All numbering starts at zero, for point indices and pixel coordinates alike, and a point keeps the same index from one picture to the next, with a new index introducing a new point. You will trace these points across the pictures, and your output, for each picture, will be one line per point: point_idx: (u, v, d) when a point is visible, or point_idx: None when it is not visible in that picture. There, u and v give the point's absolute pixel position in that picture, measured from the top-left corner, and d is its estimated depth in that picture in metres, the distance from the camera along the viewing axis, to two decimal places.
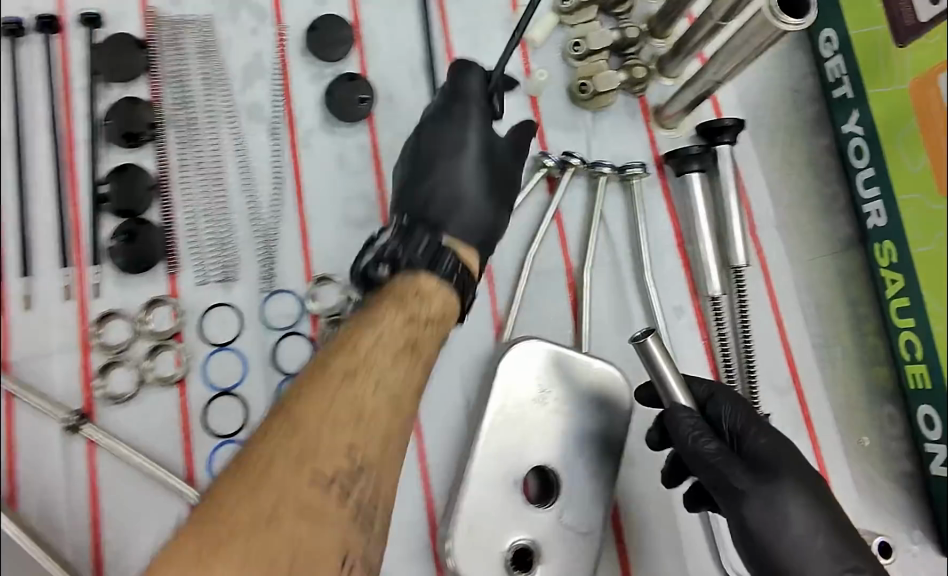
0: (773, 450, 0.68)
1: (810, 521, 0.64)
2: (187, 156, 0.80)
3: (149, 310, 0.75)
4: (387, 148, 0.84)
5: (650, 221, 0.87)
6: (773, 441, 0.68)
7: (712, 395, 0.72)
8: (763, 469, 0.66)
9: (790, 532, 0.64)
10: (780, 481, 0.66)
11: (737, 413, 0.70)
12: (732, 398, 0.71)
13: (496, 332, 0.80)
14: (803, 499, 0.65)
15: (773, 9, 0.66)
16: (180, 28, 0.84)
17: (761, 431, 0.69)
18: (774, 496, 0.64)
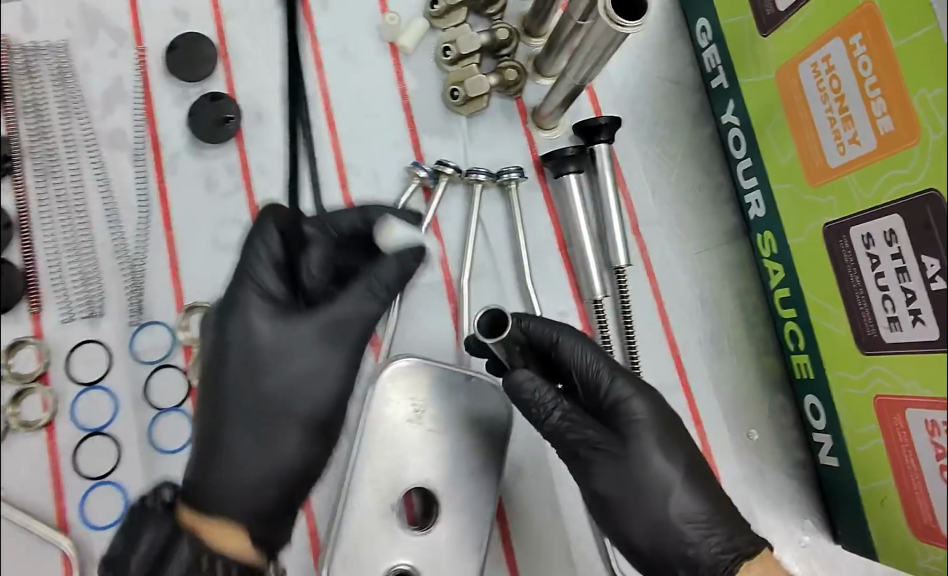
0: (630, 399, 0.68)
1: (667, 467, 0.66)
2: (47, 189, 0.79)
3: (12, 352, 0.74)
4: (257, 168, 0.83)
5: (531, 226, 0.86)
6: (628, 388, 0.68)
7: (558, 340, 0.69)
8: (616, 424, 0.67)
9: (650, 482, 0.66)
10: (634, 436, 0.66)
11: (585, 360, 0.69)
12: (580, 341, 0.70)
13: (375, 350, 0.80)
14: (659, 451, 0.66)
15: (610, 13, 0.66)
16: (35, 56, 0.82)
17: (614, 378, 0.68)
18: (630, 454, 0.66)
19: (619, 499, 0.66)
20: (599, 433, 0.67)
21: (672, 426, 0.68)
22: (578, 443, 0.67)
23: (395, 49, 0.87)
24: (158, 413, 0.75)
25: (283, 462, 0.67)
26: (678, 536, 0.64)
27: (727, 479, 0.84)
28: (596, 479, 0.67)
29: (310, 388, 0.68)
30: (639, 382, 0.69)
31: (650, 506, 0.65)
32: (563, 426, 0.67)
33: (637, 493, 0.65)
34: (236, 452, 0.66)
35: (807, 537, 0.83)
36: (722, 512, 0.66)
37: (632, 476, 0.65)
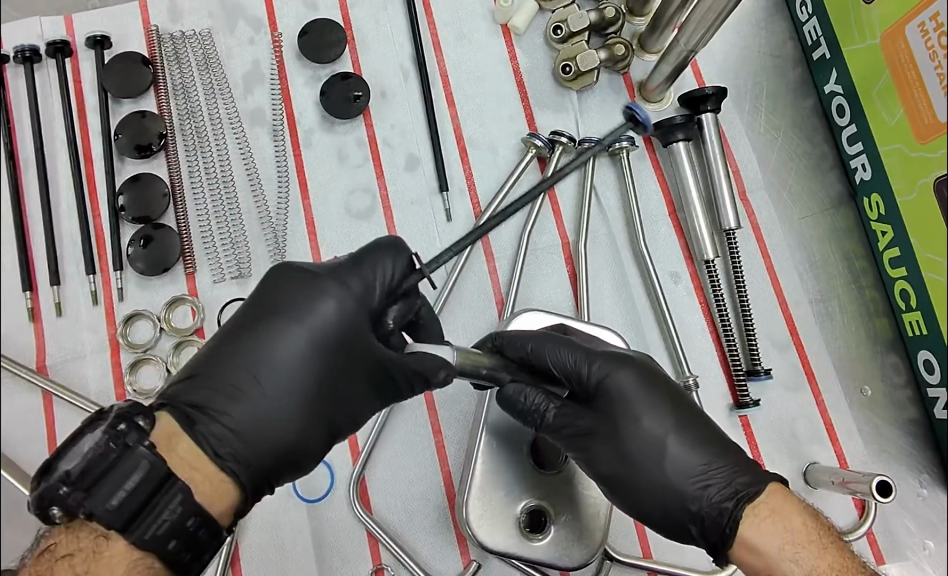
0: (612, 379, 0.65)
1: (660, 427, 0.63)
2: (195, 162, 0.85)
3: (171, 308, 0.80)
4: (384, 141, 0.88)
5: (642, 192, 0.90)
6: (606, 371, 0.65)
7: (533, 348, 0.66)
8: (604, 409, 0.65)
9: (644, 456, 0.63)
10: (621, 414, 0.64)
11: (563, 359, 0.66)
12: (551, 341, 0.67)
13: (499, 308, 0.84)
14: (648, 421, 0.64)
15: None
16: (182, 43, 0.88)
17: (592, 365, 0.66)
18: (622, 432, 0.64)
19: (616, 476, 0.64)
20: (589, 421, 0.66)
21: (663, 392, 0.65)
22: (573, 436, 0.66)
23: (507, 30, 0.93)
24: None
25: (283, 441, 0.58)
26: (678, 496, 0.62)
27: (842, 434, 0.85)
28: (595, 463, 0.65)
29: (328, 379, 0.58)
30: (620, 358, 0.66)
31: (648, 473, 0.63)
32: (559, 423, 0.66)
33: (633, 467, 0.63)
34: (248, 399, 0.57)
35: (926, 490, 0.84)
36: (721, 456, 0.63)
37: (626, 450, 0.63)
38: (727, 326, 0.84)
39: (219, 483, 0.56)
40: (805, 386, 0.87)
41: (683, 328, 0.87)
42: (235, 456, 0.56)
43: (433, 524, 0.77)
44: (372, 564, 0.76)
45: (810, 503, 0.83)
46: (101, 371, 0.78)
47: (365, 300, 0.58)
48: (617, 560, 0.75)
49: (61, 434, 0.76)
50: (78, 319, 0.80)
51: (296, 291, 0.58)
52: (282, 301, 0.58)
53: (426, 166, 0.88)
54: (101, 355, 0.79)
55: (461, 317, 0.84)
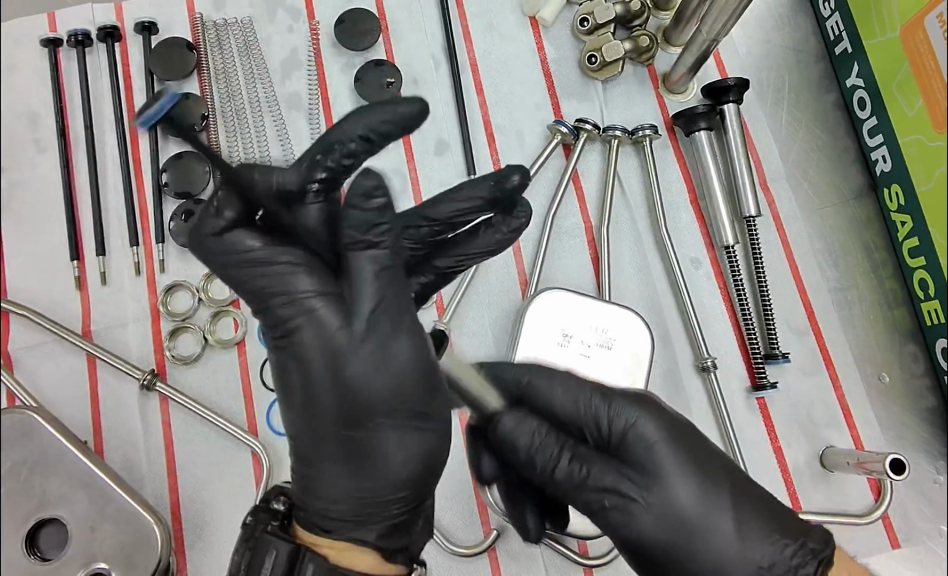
0: (638, 420, 0.56)
1: (702, 489, 0.54)
2: (235, 142, 0.89)
3: (210, 279, 0.84)
4: (415, 126, 0.92)
5: (664, 180, 0.92)
6: (633, 411, 0.56)
7: (531, 381, 0.61)
8: (632, 458, 0.55)
9: (693, 527, 0.53)
10: (657, 464, 0.55)
11: (569, 394, 0.59)
12: (551, 377, 0.60)
13: (523, 288, 0.87)
14: (692, 470, 0.54)
15: None
16: (225, 31, 0.93)
17: (610, 405, 0.57)
18: (658, 493, 0.54)
19: (666, 548, 0.53)
20: (618, 473, 0.56)
21: (693, 440, 0.56)
22: (593, 493, 0.56)
23: (535, 22, 0.96)
24: None
25: (403, 477, 0.51)
26: (747, 568, 0.52)
27: (858, 418, 0.87)
28: (631, 528, 0.54)
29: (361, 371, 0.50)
30: (640, 399, 0.58)
31: (706, 542, 0.53)
32: (573, 470, 0.56)
33: (688, 535, 0.53)
34: (324, 472, 0.51)
35: (942, 477, 0.84)
36: (783, 522, 0.54)
37: (671, 515, 0.53)
38: (746, 311, 0.86)
39: (364, 553, 0.50)
40: (822, 372, 0.88)
41: (702, 311, 0.89)
42: (351, 521, 0.50)
43: (457, 492, 0.79)
44: None
45: (826, 485, 0.84)
46: (142, 338, 0.82)
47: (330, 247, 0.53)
48: None
49: (103, 395, 0.80)
50: (122, 287, 0.84)
51: (316, 321, 0.50)
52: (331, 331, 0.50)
53: (455, 151, 0.91)
54: (142, 323, 0.83)
55: (484, 295, 0.86)
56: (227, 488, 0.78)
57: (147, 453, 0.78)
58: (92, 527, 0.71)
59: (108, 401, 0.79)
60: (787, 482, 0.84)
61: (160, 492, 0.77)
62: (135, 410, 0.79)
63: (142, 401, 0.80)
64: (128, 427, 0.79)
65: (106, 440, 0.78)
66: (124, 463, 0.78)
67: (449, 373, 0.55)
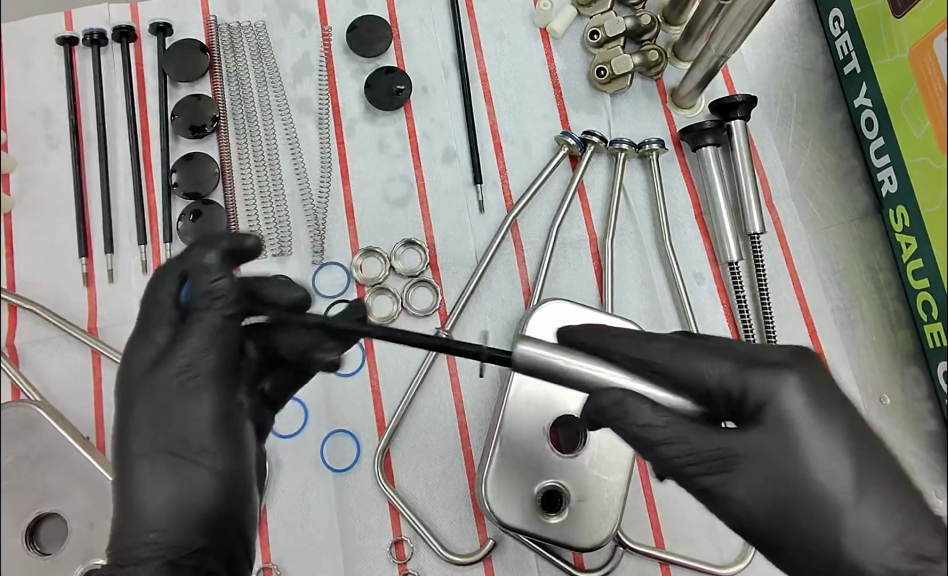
0: (779, 395, 0.53)
1: (841, 475, 0.52)
2: (245, 145, 0.90)
3: None
4: (423, 133, 0.92)
5: (670, 194, 0.93)
6: (769, 392, 0.53)
7: (657, 359, 0.56)
8: (767, 436, 0.53)
9: (831, 514, 0.52)
10: (794, 447, 0.53)
11: (700, 368, 0.55)
12: (682, 350, 0.56)
13: (526, 298, 0.87)
14: (836, 455, 0.53)
15: None
16: (238, 34, 0.94)
17: (744, 377, 0.54)
18: (795, 477, 0.52)
19: (780, 532, 0.53)
20: (749, 455, 0.53)
21: (833, 414, 0.54)
22: (703, 471, 0.54)
23: (545, 33, 0.97)
24: None
25: (187, 504, 0.55)
26: (875, 560, 0.52)
27: None
28: (753, 513, 0.54)
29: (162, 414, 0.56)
30: (780, 366, 0.55)
31: (832, 533, 0.52)
32: (694, 458, 0.53)
33: (822, 523, 0.52)
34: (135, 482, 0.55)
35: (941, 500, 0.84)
36: (917, 513, 0.53)
37: (807, 500, 0.52)
38: (747, 327, 0.86)
39: None
40: None
41: (703, 325, 0.89)
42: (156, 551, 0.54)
43: (454, 500, 0.80)
44: (392, 535, 0.78)
45: None
46: None
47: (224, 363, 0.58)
48: (628, 547, 0.77)
49: (107, 391, 0.80)
50: (129, 285, 0.84)
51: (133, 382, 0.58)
52: (194, 435, 0.56)
53: (463, 159, 0.92)
54: None
55: (487, 302, 0.87)
56: None
57: None
58: (92, 523, 0.72)
59: (112, 398, 0.80)
60: None
61: None
62: None
63: None
64: None
65: (108, 437, 0.79)
66: None
67: (574, 370, 0.51)
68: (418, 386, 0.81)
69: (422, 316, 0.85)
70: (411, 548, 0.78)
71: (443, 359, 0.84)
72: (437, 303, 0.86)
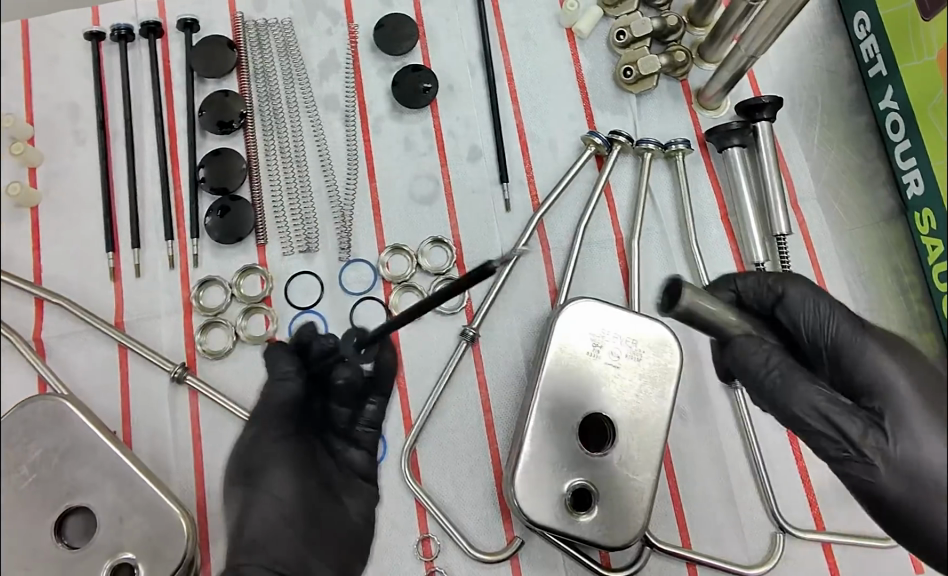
0: (893, 377, 0.64)
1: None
2: (272, 142, 0.90)
3: (244, 276, 0.85)
4: (449, 132, 0.92)
5: (695, 194, 0.93)
6: (888, 364, 0.65)
7: (785, 293, 0.72)
8: (877, 408, 0.64)
9: (934, 485, 0.60)
10: (905, 423, 0.62)
11: (817, 315, 0.70)
12: (819, 298, 0.70)
13: (552, 297, 0.87)
14: (944, 438, 0.61)
15: None
16: (265, 31, 0.94)
17: (866, 350, 0.66)
18: (909, 446, 0.61)
19: (901, 498, 0.62)
20: (862, 417, 0.63)
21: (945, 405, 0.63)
22: (838, 438, 0.64)
23: (571, 34, 0.97)
24: None
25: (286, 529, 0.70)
26: None
27: None
28: (873, 476, 0.63)
29: (261, 454, 0.73)
30: (903, 353, 0.65)
31: (937, 505, 0.60)
32: (820, 408, 0.64)
33: (924, 493, 0.61)
34: (252, 525, 0.70)
35: None
36: None
37: (912, 468, 0.61)
38: None
39: None
40: None
41: None
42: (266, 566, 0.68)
43: (481, 498, 0.79)
44: (419, 533, 0.78)
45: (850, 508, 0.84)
46: (174, 331, 0.82)
47: (299, 403, 0.74)
48: (657, 547, 0.78)
49: (133, 386, 0.80)
50: (155, 279, 0.84)
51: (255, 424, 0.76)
52: (269, 460, 0.72)
53: (489, 158, 0.92)
54: (174, 316, 0.83)
55: (514, 299, 0.87)
56: None
57: (174, 446, 0.78)
58: (121, 518, 0.71)
59: (138, 393, 0.80)
60: (811, 503, 0.83)
61: (186, 486, 0.77)
62: (165, 402, 0.79)
63: (170, 394, 0.80)
64: (157, 418, 0.79)
65: (134, 432, 0.79)
66: (152, 454, 0.78)
67: (701, 305, 0.67)
68: (444, 385, 0.82)
69: (449, 315, 0.85)
70: (438, 546, 0.77)
71: (470, 357, 0.84)
72: (464, 301, 0.85)
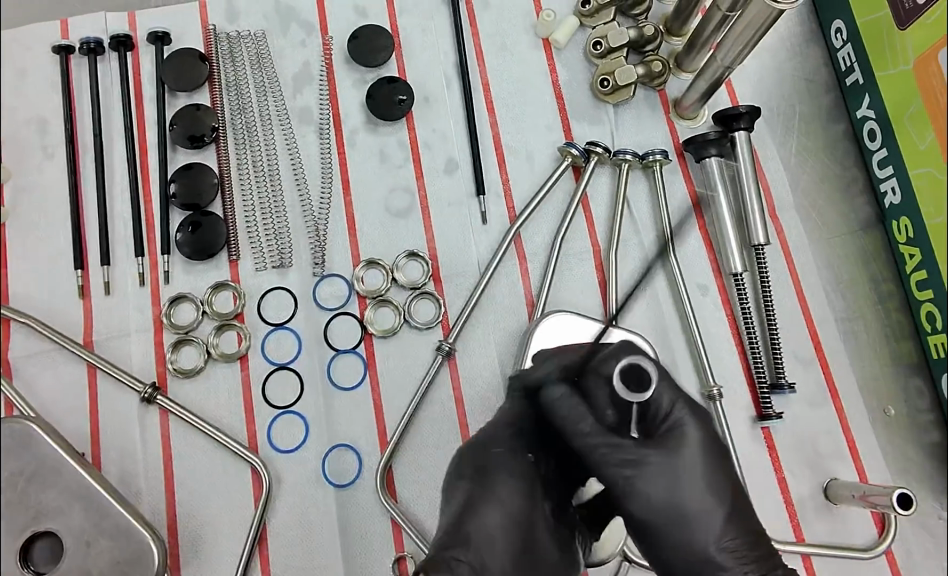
0: (685, 423, 0.63)
1: (711, 495, 0.61)
2: (244, 156, 0.88)
3: (215, 292, 0.83)
4: (424, 144, 0.91)
5: (673, 205, 0.92)
6: (683, 410, 0.64)
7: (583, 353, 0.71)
8: (669, 446, 0.62)
9: (693, 520, 0.60)
10: (681, 456, 0.62)
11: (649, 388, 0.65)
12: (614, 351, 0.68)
13: (529, 310, 0.86)
14: (706, 476, 0.62)
15: None
16: (237, 43, 0.93)
17: (678, 401, 0.64)
18: (676, 475, 0.61)
19: (657, 525, 0.61)
20: (652, 457, 0.61)
21: (722, 458, 0.64)
22: (616, 466, 0.61)
23: (547, 44, 0.97)
24: (335, 353, 0.83)
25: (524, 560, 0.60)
26: (715, 568, 0.59)
27: (864, 452, 0.86)
28: (632, 502, 0.61)
29: (479, 460, 0.64)
30: (700, 410, 0.65)
31: (696, 535, 0.60)
32: (601, 445, 0.61)
33: (683, 523, 0.60)
34: (480, 520, 0.60)
35: None
36: (761, 548, 0.61)
37: (676, 502, 0.61)
38: (753, 338, 0.85)
39: None
40: (828, 404, 0.87)
41: (708, 338, 0.88)
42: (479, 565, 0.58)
43: None
44: (395, 552, 0.76)
45: (830, 520, 0.83)
46: (144, 350, 0.81)
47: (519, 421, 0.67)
48: (634, 562, 0.76)
49: (102, 407, 0.78)
50: (124, 296, 0.83)
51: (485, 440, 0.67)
52: (506, 493, 0.62)
53: (465, 170, 0.91)
54: (144, 334, 0.81)
55: (491, 312, 0.86)
56: (224, 506, 0.76)
57: (145, 467, 0.77)
58: (87, 543, 0.69)
59: (107, 413, 0.78)
60: (790, 515, 0.83)
61: (157, 508, 0.76)
62: (135, 423, 0.78)
63: (141, 413, 0.78)
64: (127, 439, 0.78)
65: (104, 454, 0.77)
66: (121, 476, 0.77)
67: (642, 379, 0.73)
68: (419, 401, 0.80)
69: (426, 329, 0.84)
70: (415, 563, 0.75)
71: (446, 372, 0.83)
72: (439, 315, 0.85)
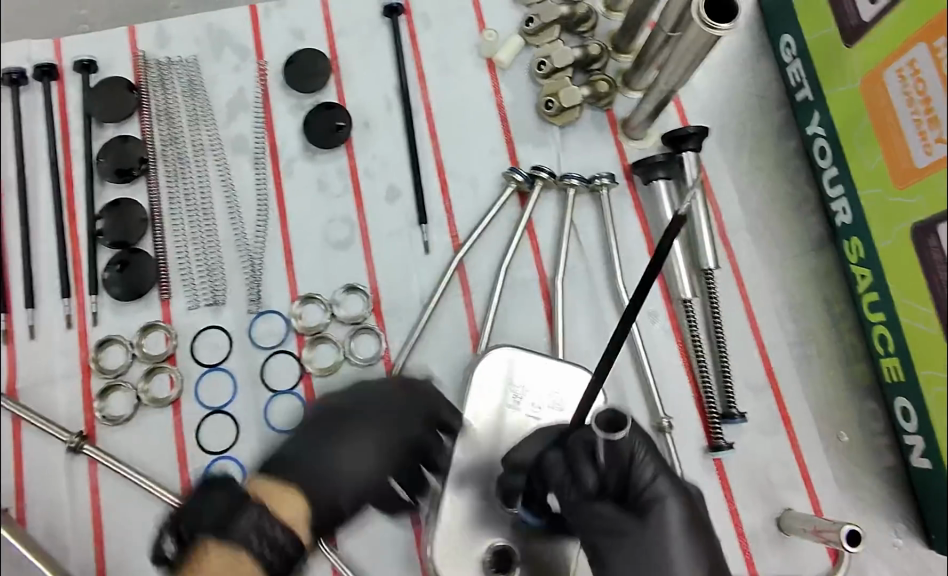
0: (665, 501, 0.62)
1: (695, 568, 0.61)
2: (176, 189, 0.85)
3: (145, 334, 0.80)
4: (365, 171, 0.89)
5: (621, 229, 0.90)
6: (664, 483, 0.63)
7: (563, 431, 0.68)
8: (647, 518, 0.62)
9: None
10: (663, 530, 0.62)
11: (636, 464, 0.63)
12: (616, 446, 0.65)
13: (474, 343, 0.83)
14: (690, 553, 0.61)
15: (704, 19, 0.70)
16: (168, 70, 0.89)
17: (654, 475, 0.63)
18: (658, 550, 0.61)
19: None
20: (628, 525, 0.62)
21: (705, 533, 0.63)
22: (598, 533, 0.63)
23: (491, 64, 0.94)
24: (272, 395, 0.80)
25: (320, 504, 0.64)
26: None
27: (816, 479, 0.84)
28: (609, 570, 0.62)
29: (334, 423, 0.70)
30: (679, 484, 0.64)
31: None
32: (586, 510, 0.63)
33: None
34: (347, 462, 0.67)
35: (901, 540, 0.82)
36: None
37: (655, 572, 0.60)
38: (703, 367, 0.83)
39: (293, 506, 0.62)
40: (780, 431, 0.86)
41: (657, 366, 0.86)
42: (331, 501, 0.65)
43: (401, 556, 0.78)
44: None
45: (783, 550, 0.82)
46: (72, 396, 0.78)
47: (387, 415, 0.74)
48: None
49: (27, 458, 0.76)
50: (50, 341, 0.80)
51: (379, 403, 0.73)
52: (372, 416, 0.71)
53: (407, 198, 0.88)
54: (72, 380, 0.79)
55: (435, 346, 0.83)
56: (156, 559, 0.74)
57: (72, 521, 0.74)
58: None
59: (32, 465, 0.76)
60: (742, 547, 0.82)
61: (86, 564, 0.73)
62: (61, 474, 0.75)
63: (68, 464, 0.76)
64: (53, 491, 0.75)
65: (29, 507, 0.75)
66: (48, 530, 0.74)
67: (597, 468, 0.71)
68: None
69: (366, 366, 0.81)
70: None
71: None
72: (381, 351, 0.82)
